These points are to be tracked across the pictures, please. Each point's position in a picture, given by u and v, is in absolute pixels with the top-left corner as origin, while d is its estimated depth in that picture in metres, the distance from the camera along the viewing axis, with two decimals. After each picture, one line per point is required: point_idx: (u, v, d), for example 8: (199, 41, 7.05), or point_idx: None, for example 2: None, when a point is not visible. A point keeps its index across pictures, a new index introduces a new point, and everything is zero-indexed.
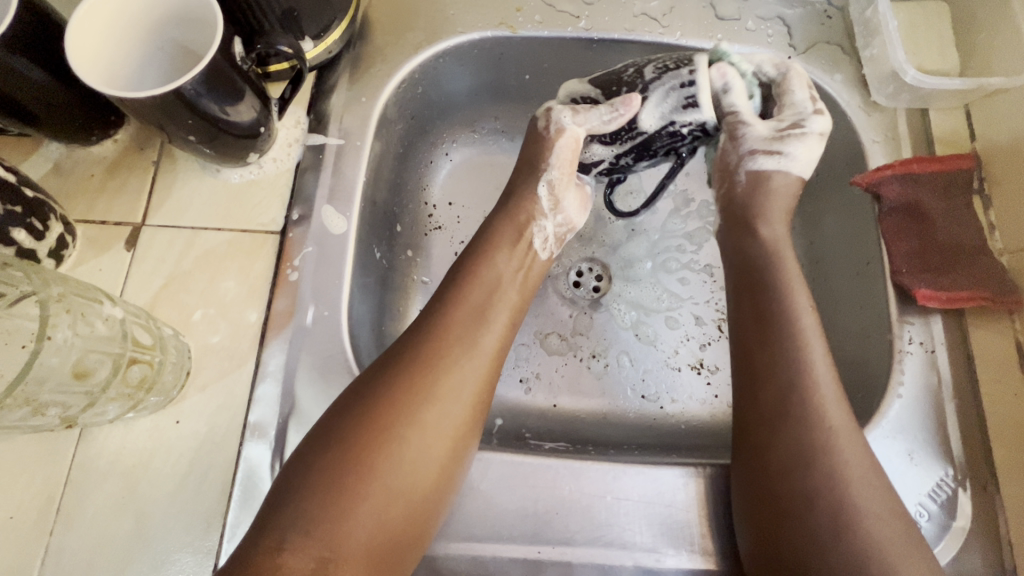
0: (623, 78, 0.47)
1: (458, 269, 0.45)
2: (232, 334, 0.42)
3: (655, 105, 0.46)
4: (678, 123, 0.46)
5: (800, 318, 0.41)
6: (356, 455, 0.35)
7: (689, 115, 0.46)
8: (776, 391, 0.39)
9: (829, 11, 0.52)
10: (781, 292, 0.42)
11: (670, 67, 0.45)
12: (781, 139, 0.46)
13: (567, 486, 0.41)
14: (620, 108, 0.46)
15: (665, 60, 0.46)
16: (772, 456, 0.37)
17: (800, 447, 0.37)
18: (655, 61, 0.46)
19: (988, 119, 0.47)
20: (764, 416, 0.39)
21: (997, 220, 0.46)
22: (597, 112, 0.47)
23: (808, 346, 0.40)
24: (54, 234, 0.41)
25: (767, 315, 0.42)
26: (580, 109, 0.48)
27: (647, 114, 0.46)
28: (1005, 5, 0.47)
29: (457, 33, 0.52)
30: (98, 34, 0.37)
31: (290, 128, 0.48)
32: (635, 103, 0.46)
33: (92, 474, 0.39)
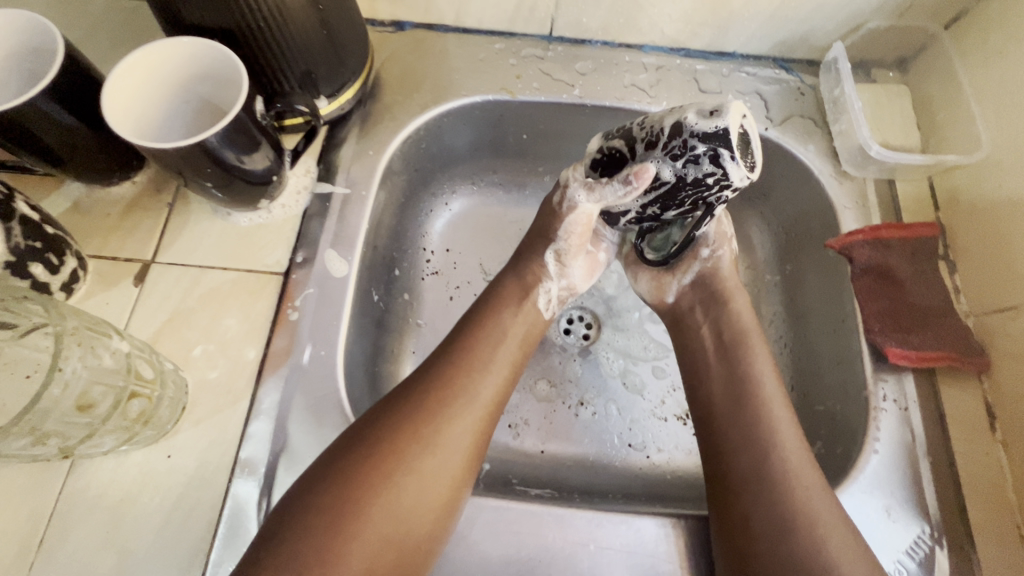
0: (668, 141, 0.42)
1: (466, 323, 0.47)
2: (230, 371, 0.43)
3: (667, 163, 0.42)
4: (695, 146, 0.40)
5: (761, 378, 0.45)
6: (355, 494, 0.36)
7: (708, 123, 0.40)
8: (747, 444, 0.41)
9: (802, 89, 0.57)
10: (745, 354, 0.46)
11: (697, 154, 0.41)
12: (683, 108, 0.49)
13: (552, 534, 0.41)
14: (633, 182, 0.42)
15: (698, 146, 0.41)
16: (744, 507, 0.39)
17: (768, 500, 0.39)
18: (697, 133, 0.40)
19: (949, 190, 0.51)
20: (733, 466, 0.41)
21: (962, 284, 0.49)
22: (610, 190, 0.44)
23: (766, 402, 0.43)
24: (68, 269, 0.43)
25: (730, 371, 0.45)
26: (593, 191, 0.46)
27: (667, 168, 0.42)
28: (957, 90, 0.51)
29: (461, 95, 0.56)
30: (134, 92, 0.41)
31: (300, 176, 0.51)
32: (649, 171, 0.41)
33: (80, 506, 0.39)
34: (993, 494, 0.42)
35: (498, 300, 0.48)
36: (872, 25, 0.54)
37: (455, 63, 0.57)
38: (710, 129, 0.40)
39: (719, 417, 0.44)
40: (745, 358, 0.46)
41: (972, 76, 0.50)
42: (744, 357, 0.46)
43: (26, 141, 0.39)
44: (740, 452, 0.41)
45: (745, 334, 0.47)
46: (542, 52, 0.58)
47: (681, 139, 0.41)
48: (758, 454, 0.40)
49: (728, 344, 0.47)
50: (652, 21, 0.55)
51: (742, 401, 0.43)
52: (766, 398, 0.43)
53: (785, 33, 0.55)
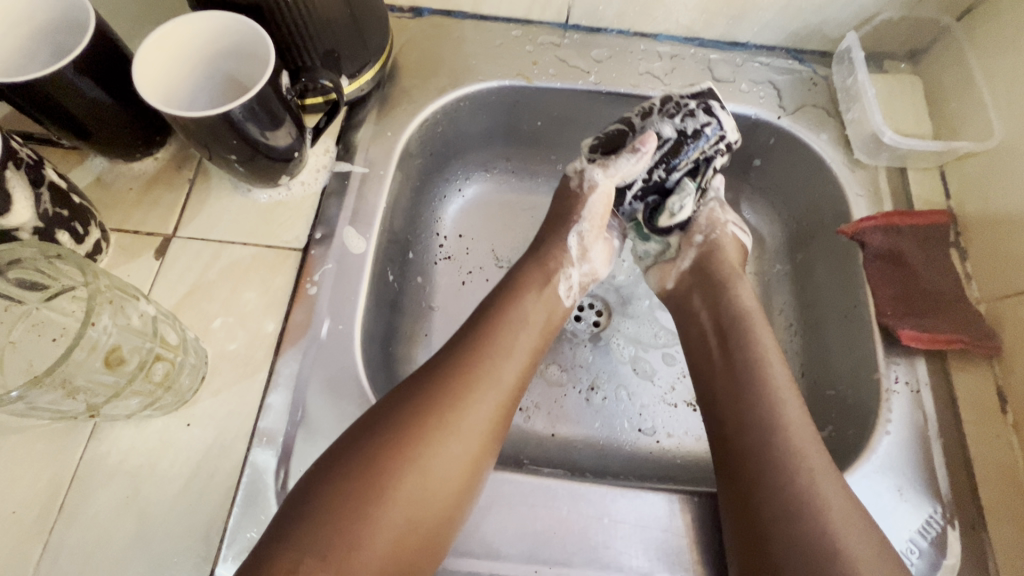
0: (664, 107, 0.51)
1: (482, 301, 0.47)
2: (250, 343, 0.44)
3: (666, 122, 0.51)
4: (688, 105, 0.51)
5: (772, 366, 0.44)
6: (380, 477, 0.36)
7: (691, 92, 0.52)
8: (759, 429, 0.41)
9: (815, 79, 0.58)
10: (750, 342, 0.46)
11: (691, 111, 0.51)
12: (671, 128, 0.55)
13: (566, 508, 0.41)
14: (641, 147, 0.50)
15: (688, 105, 0.51)
16: (754, 492, 0.38)
17: (780, 485, 0.38)
18: (685, 99, 0.52)
19: (960, 179, 0.52)
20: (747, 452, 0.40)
21: (973, 271, 0.49)
22: (625, 161, 0.51)
23: (780, 390, 0.42)
24: (92, 239, 0.43)
25: (741, 358, 0.45)
26: (610, 166, 0.51)
27: (668, 125, 0.51)
28: (970, 80, 0.52)
29: (478, 80, 0.57)
30: (166, 59, 0.42)
31: (320, 155, 0.51)
32: (652, 136, 0.50)
33: (100, 471, 0.39)
34: (1005, 475, 0.43)
35: (516, 283, 0.49)
36: (886, 16, 0.54)
37: (472, 49, 0.58)
38: (692, 93, 0.52)
39: (732, 404, 0.43)
40: (755, 346, 0.45)
41: (984, 65, 0.51)
42: (754, 344, 0.46)
43: (56, 111, 0.40)
44: (753, 439, 0.40)
45: (749, 321, 0.48)
46: (559, 39, 0.58)
47: (674, 104, 0.51)
48: (770, 436, 0.40)
49: (732, 332, 0.47)
50: (668, 10, 0.56)
51: (755, 388, 0.43)
52: (776, 384, 0.43)
53: (799, 22, 0.56)
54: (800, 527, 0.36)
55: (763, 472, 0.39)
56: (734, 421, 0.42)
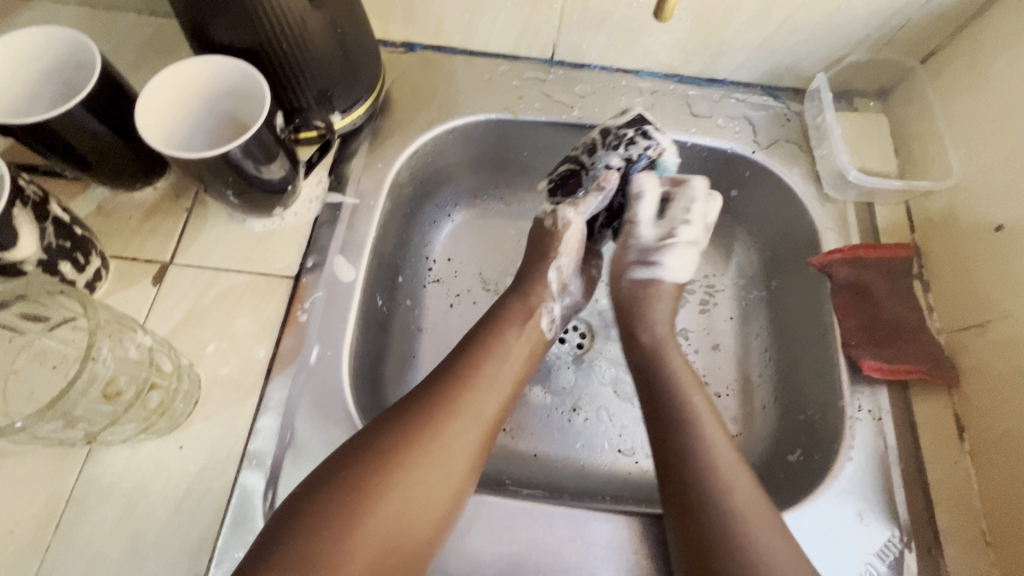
0: (606, 140, 0.55)
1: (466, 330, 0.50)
2: (242, 368, 0.46)
3: (613, 154, 0.54)
4: (623, 131, 0.54)
5: (704, 422, 0.45)
6: (355, 505, 0.38)
7: (623, 119, 0.55)
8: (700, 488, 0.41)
9: (789, 115, 0.60)
10: (670, 380, 0.48)
11: (630, 137, 0.54)
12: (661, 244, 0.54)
13: (541, 530, 0.43)
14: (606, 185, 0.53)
15: (623, 132, 0.54)
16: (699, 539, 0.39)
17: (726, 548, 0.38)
18: (619, 127, 0.54)
19: (923, 214, 0.54)
20: (693, 513, 0.40)
21: (935, 302, 0.52)
22: (594, 200, 0.54)
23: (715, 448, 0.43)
24: (93, 268, 0.45)
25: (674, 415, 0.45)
26: (580, 205, 0.54)
27: (615, 156, 0.54)
28: (932, 121, 0.55)
29: (466, 113, 0.59)
30: (176, 92, 0.44)
31: (313, 186, 0.54)
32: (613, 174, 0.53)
33: (95, 491, 0.41)
34: (960, 500, 0.45)
35: (500, 313, 0.51)
36: (853, 59, 0.57)
37: (462, 83, 0.61)
38: (625, 120, 0.54)
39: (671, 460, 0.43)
40: (679, 401, 0.46)
41: (945, 108, 0.54)
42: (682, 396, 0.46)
43: (61, 147, 0.42)
44: (700, 500, 0.40)
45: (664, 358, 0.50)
46: (544, 75, 0.61)
47: (613, 136, 0.54)
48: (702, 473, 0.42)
49: (648, 372, 0.49)
50: (647, 49, 0.58)
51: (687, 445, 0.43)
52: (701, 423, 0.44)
53: (772, 62, 0.59)
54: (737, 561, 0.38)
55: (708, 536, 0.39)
56: (676, 479, 0.42)
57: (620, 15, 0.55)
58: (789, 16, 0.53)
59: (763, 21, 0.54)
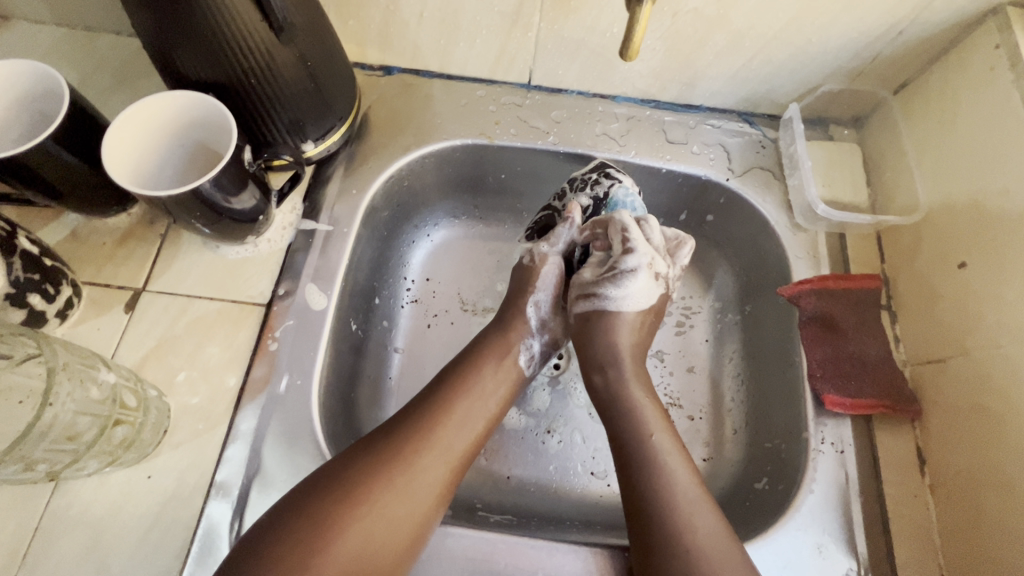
0: (573, 184, 0.58)
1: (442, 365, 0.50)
2: (211, 397, 0.46)
3: (580, 195, 0.56)
4: (585, 174, 0.57)
5: (669, 460, 0.44)
6: (317, 539, 0.38)
7: (587, 167, 0.59)
8: (663, 530, 0.41)
9: (764, 142, 0.61)
10: (636, 412, 0.48)
11: (592, 178, 0.57)
12: (599, 281, 0.52)
13: (504, 561, 0.44)
14: (570, 219, 0.55)
15: (587, 175, 0.57)
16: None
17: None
18: (583, 172, 0.58)
19: (892, 246, 0.55)
20: (653, 555, 0.41)
21: (902, 334, 0.52)
22: (562, 231, 0.55)
23: (678, 488, 0.43)
24: (63, 297, 0.46)
25: (637, 451, 0.45)
26: (551, 238, 0.55)
27: (583, 196, 0.56)
28: (903, 153, 0.55)
29: (442, 138, 0.60)
30: (143, 124, 0.45)
31: (287, 213, 0.54)
32: (573, 208, 0.55)
33: (62, 521, 0.42)
34: (919, 534, 0.45)
35: (476, 346, 0.52)
36: (827, 88, 0.58)
37: (439, 107, 0.61)
38: (591, 166, 0.58)
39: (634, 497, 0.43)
40: (642, 437, 0.46)
41: (916, 142, 0.54)
42: (646, 431, 0.46)
43: (32, 181, 0.43)
44: (660, 536, 0.41)
45: (630, 390, 0.49)
46: (521, 100, 0.61)
47: (577, 180, 0.57)
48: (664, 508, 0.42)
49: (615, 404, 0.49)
50: (623, 76, 0.59)
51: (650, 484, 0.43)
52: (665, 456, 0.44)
53: (747, 91, 0.59)
54: None
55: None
56: (639, 516, 0.42)
57: (595, 44, 0.55)
58: (761, 47, 0.53)
59: (737, 52, 0.54)
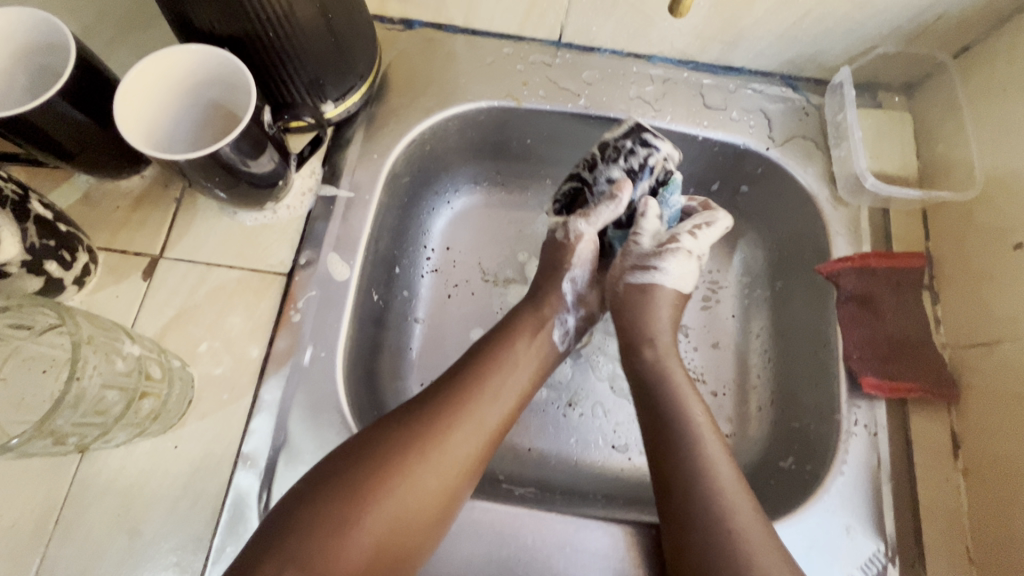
0: (607, 152, 0.52)
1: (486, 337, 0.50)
2: (235, 368, 0.46)
3: (613, 167, 0.52)
4: (618, 142, 0.52)
5: (708, 443, 0.43)
6: (351, 507, 0.38)
7: (618, 131, 0.53)
8: (701, 512, 0.40)
9: (807, 109, 0.57)
10: (668, 392, 0.47)
11: (626, 146, 0.52)
12: (660, 255, 0.51)
13: (531, 535, 0.44)
14: (616, 197, 0.52)
15: (621, 141, 0.52)
16: (691, 556, 0.39)
17: (724, 575, 0.37)
18: (615, 137, 0.52)
19: (939, 222, 0.52)
20: (692, 534, 0.40)
21: (943, 315, 0.50)
22: (604, 209, 0.52)
23: (718, 470, 0.42)
24: (80, 264, 0.44)
25: (677, 431, 0.44)
26: (591, 215, 0.53)
27: (616, 168, 0.52)
28: (959, 123, 0.52)
29: (466, 100, 0.56)
30: (151, 85, 0.42)
31: (306, 178, 0.52)
32: (621, 186, 0.51)
33: (92, 489, 0.42)
34: (948, 516, 0.45)
35: (512, 322, 0.51)
36: (881, 51, 0.54)
37: (462, 66, 0.57)
38: (623, 130, 0.52)
39: (668, 476, 0.43)
40: (682, 416, 0.45)
41: (974, 110, 0.51)
42: (687, 411, 0.45)
43: (41, 141, 0.40)
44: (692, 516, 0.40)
45: (665, 367, 0.48)
46: (550, 59, 0.58)
47: (611, 147, 0.52)
48: (697, 490, 0.41)
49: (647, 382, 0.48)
50: (661, 34, 0.55)
51: (689, 463, 0.42)
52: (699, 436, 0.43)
53: (794, 52, 0.55)
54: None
55: (702, 558, 0.39)
56: (670, 496, 0.42)
57: None
58: (816, 4, 0.49)
59: (788, 8, 0.50)
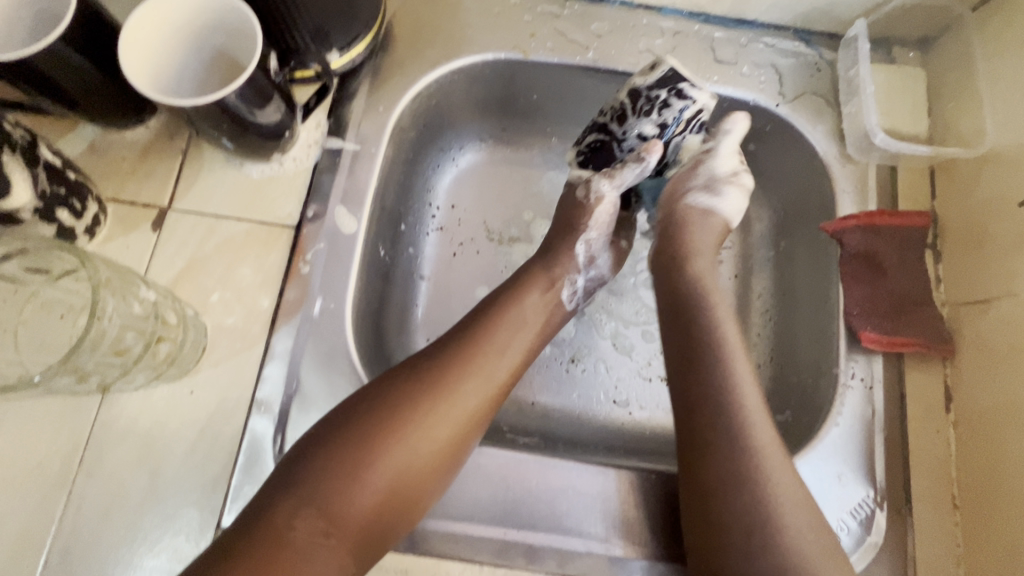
0: (639, 104, 0.51)
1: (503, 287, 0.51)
2: (246, 318, 0.46)
3: (645, 122, 0.51)
4: (655, 93, 0.51)
5: (737, 367, 0.44)
6: (365, 448, 0.40)
7: (654, 77, 0.51)
8: (726, 433, 0.41)
9: (820, 64, 0.56)
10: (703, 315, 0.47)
11: (663, 99, 0.50)
12: (728, 182, 0.54)
13: (535, 479, 0.46)
14: (645, 158, 0.51)
15: (657, 93, 0.50)
16: (713, 473, 0.40)
17: (741, 493, 0.39)
18: (651, 89, 0.51)
19: (947, 180, 0.52)
20: (715, 455, 0.41)
21: (944, 275, 0.51)
22: (629, 173, 0.52)
23: (744, 395, 0.43)
24: (90, 213, 0.45)
25: (706, 355, 0.45)
26: (614, 178, 0.53)
27: (648, 123, 0.51)
28: (973, 79, 0.51)
29: (473, 52, 0.55)
30: (156, 29, 0.41)
31: (311, 130, 0.51)
32: (652, 147, 0.51)
33: (113, 431, 0.43)
34: (936, 465, 0.47)
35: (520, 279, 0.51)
36: (897, 3, 0.53)
37: (468, 16, 0.56)
38: (658, 78, 0.50)
39: (695, 399, 0.44)
40: (721, 341, 0.45)
41: (989, 65, 0.50)
42: (717, 336, 0.46)
43: (46, 86, 0.40)
44: (717, 436, 0.41)
45: (704, 293, 0.49)
46: (558, 10, 0.56)
47: (644, 98, 0.51)
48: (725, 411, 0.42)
49: (684, 306, 0.48)
50: None
51: (725, 385, 0.43)
52: (729, 359, 0.44)
53: (808, 4, 0.54)
54: (748, 495, 0.39)
55: (728, 476, 0.40)
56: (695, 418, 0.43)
57: None
58: None
59: None
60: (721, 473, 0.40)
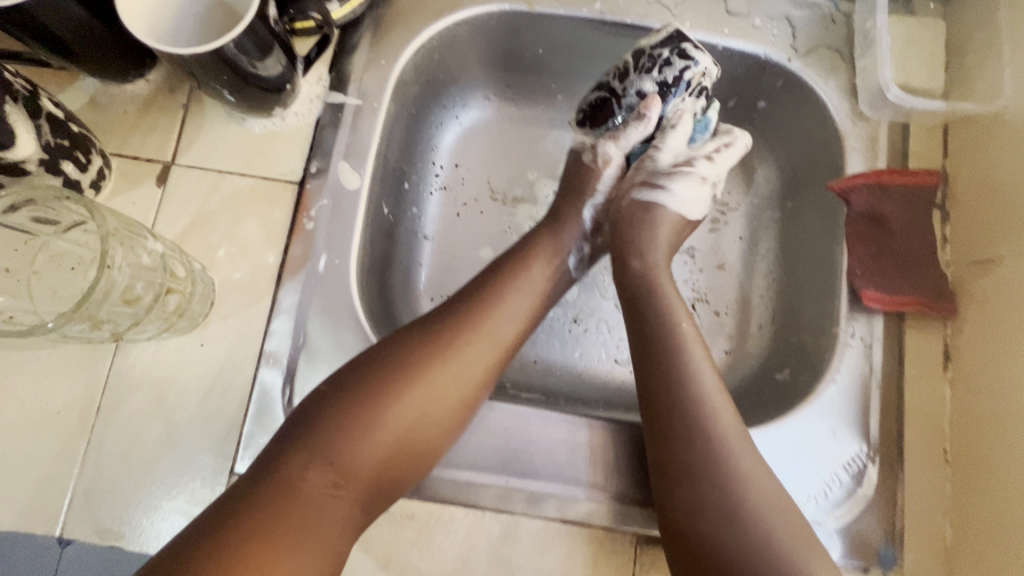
0: (640, 63, 0.51)
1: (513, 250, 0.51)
2: (252, 273, 0.47)
3: (646, 79, 0.51)
4: (658, 51, 0.50)
5: (691, 351, 0.44)
6: (375, 404, 0.41)
7: (659, 37, 0.51)
8: (685, 416, 0.41)
9: (835, 16, 0.54)
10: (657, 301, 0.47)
11: (665, 57, 0.50)
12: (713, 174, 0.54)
13: (536, 431, 0.47)
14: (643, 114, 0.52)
15: (659, 52, 0.50)
16: (672, 454, 0.40)
17: (706, 470, 0.39)
18: (654, 48, 0.50)
19: (959, 138, 0.51)
20: (672, 437, 0.41)
21: (951, 235, 0.50)
22: (632, 131, 0.54)
23: (701, 378, 0.43)
24: (95, 167, 0.45)
25: (663, 340, 0.45)
26: (619, 138, 0.54)
27: (648, 80, 0.51)
28: (993, 30, 0.49)
29: (476, 3, 0.54)
30: None
31: (313, 84, 0.51)
32: (649, 104, 0.52)
33: (128, 381, 0.45)
34: (931, 422, 0.48)
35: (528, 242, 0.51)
36: None
37: None
38: (662, 37, 0.50)
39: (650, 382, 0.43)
40: (675, 325, 0.45)
41: (1011, 15, 0.48)
42: (673, 322, 0.45)
43: (43, 35, 0.40)
44: (673, 419, 0.41)
45: (651, 277, 0.49)
46: None
47: (646, 57, 0.51)
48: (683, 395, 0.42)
49: (641, 294, 0.48)
50: None
51: (682, 369, 0.43)
52: (684, 342, 0.44)
53: None
54: (710, 474, 0.39)
55: (686, 456, 0.40)
56: (653, 402, 0.43)
57: None
58: None
59: None
60: (681, 454, 0.40)
